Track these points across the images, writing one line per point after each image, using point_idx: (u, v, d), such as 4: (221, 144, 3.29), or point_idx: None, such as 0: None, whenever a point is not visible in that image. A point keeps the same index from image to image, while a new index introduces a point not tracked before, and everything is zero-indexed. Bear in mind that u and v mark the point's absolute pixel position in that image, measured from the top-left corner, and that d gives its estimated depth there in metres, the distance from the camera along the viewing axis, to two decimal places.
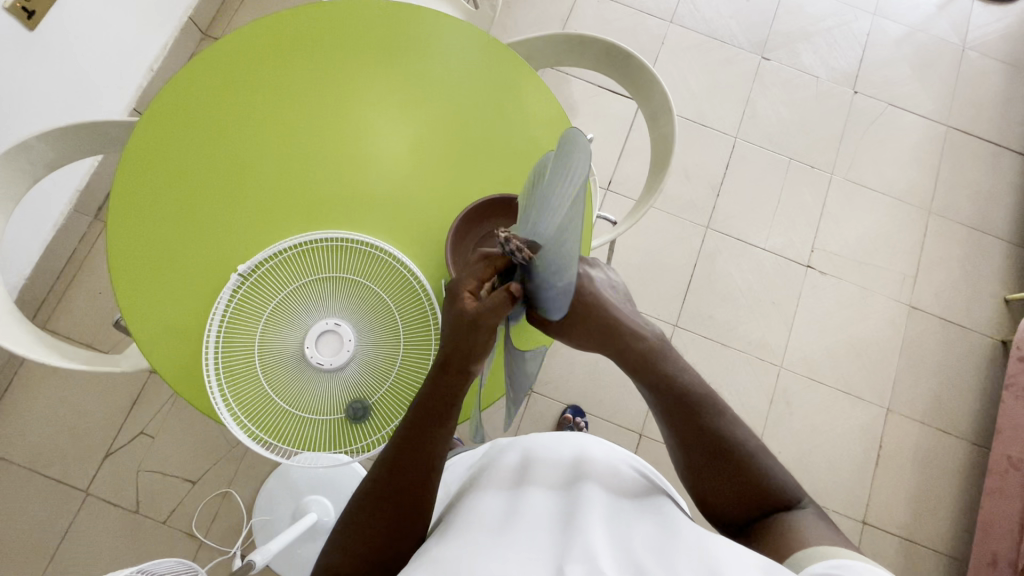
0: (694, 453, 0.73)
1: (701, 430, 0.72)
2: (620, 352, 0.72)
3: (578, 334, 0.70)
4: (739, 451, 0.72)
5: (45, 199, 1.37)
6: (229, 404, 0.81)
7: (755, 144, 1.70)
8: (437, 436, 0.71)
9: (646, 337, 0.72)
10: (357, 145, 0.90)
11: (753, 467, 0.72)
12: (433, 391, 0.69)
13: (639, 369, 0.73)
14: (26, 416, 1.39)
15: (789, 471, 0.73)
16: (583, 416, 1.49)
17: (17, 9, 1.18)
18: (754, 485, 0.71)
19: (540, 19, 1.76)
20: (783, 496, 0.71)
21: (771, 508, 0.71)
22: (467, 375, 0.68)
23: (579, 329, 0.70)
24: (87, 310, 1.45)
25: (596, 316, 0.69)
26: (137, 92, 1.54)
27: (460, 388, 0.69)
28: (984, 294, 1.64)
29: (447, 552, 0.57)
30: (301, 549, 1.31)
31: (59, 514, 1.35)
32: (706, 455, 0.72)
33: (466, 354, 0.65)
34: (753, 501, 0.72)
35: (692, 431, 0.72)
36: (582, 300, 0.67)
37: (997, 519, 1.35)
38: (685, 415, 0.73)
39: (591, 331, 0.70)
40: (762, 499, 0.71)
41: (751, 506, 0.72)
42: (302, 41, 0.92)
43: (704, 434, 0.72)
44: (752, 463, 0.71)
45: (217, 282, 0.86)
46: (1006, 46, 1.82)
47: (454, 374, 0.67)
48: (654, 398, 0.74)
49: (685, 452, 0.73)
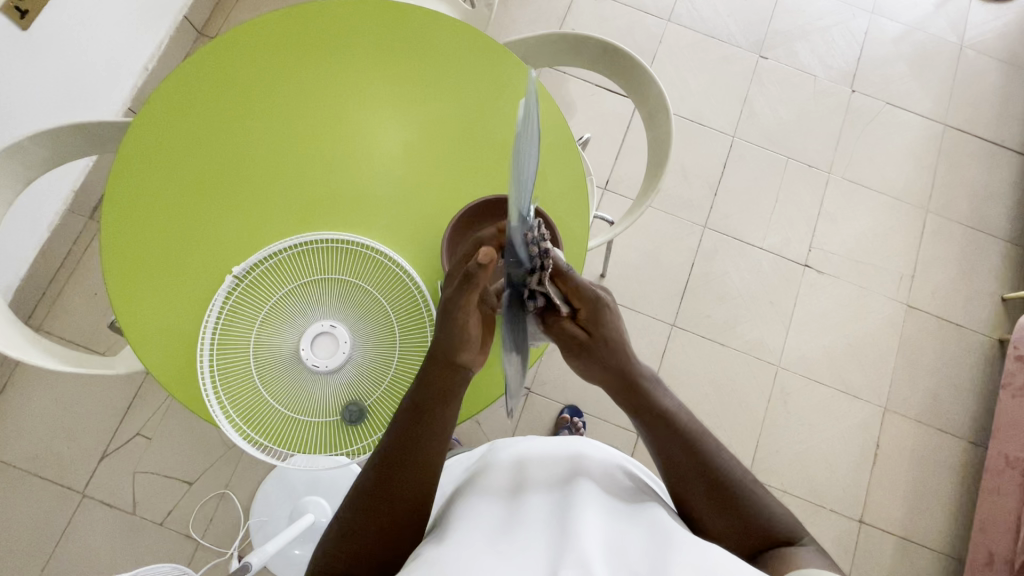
0: (693, 483, 0.71)
1: (701, 462, 0.72)
2: (625, 390, 0.78)
3: (590, 365, 0.79)
4: (737, 484, 0.71)
5: (39, 199, 1.36)
6: (224, 406, 0.81)
7: (753, 143, 1.70)
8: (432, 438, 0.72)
9: (648, 377, 0.79)
10: (353, 146, 0.90)
11: (752, 499, 0.70)
12: (427, 384, 0.73)
13: (637, 408, 0.77)
14: (22, 417, 1.39)
15: (787, 509, 0.72)
16: (580, 416, 1.49)
17: (10, 8, 1.17)
18: (753, 522, 0.69)
19: (537, 17, 1.75)
20: (783, 533, 0.69)
21: (766, 546, 0.68)
22: (456, 366, 0.73)
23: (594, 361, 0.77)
24: (83, 310, 1.44)
25: (612, 357, 0.77)
26: (132, 91, 1.53)
27: (453, 381, 0.73)
28: (982, 293, 1.64)
29: (440, 554, 0.56)
30: (299, 550, 1.31)
31: (55, 514, 1.35)
32: (708, 488, 0.71)
33: (453, 344, 0.72)
34: (748, 537, 0.69)
35: (690, 464, 0.72)
36: (609, 339, 0.76)
37: (994, 517, 1.35)
38: (687, 449, 0.73)
39: (607, 368, 0.77)
40: (758, 536, 0.69)
41: (746, 542, 0.69)
42: (295, 40, 0.91)
43: (703, 467, 0.72)
44: (750, 496, 0.71)
45: (212, 284, 0.86)
46: (1004, 44, 1.82)
47: (448, 367, 0.73)
48: (648, 432, 0.76)
49: (684, 483, 0.72)
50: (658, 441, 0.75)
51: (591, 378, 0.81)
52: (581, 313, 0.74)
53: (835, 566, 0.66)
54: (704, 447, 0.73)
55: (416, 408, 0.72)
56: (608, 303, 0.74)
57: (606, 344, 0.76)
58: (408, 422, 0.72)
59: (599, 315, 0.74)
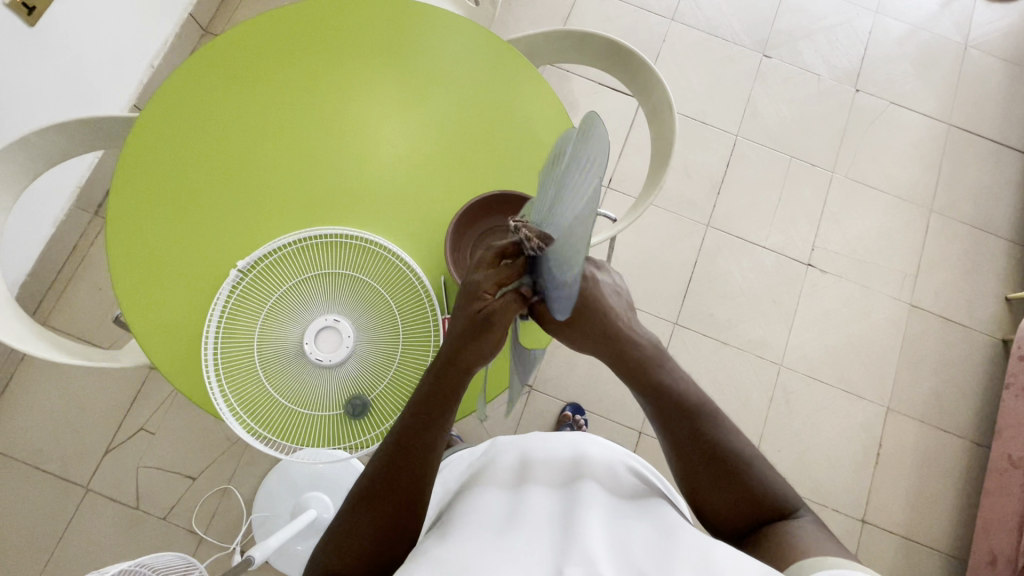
0: (692, 451, 0.72)
1: (697, 432, 0.72)
2: (618, 358, 0.72)
3: (580, 335, 0.70)
4: (736, 456, 0.71)
5: (46, 194, 1.37)
6: (228, 399, 0.81)
7: (756, 142, 1.70)
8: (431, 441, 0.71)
9: (644, 345, 0.73)
10: (358, 141, 0.90)
11: (750, 471, 0.71)
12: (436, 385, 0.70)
13: (634, 375, 0.73)
14: (27, 411, 1.40)
15: (787, 481, 0.73)
16: (583, 414, 1.49)
17: (18, 4, 1.18)
18: (750, 493, 0.70)
19: (541, 16, 1.76)
20: (780, 502, 0.71)
21: (766, 518, 0.70)
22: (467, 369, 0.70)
23: (579, 332, 0.70)
24: (88, 305, 1.45)
25: (600, 321, 0.69)
26: (137, 87, 1.54)
27: (459, 382, 0.70)
28: (986, 293, 1.63)
29: (446, 551, 0.57)
30: (301, 546, 1.31)
31: (60, 508, 1.35)
32: (705, 458, 0.71)
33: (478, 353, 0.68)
34: (749, 509, 0.71)
35: (687, 433, 0.72)
36: (589, 307, 0.68)
37: (998, 518, 1.35)
38: (685, 416, 0.73)
39: (592, 335, 0.71)
40: (756, 507, 0.70)
41: (745, 514, 0.71)
42: (300, 35, 0.91)
43: (701, 437, 0.72)
44: (749, 470, 0.71)
45: (217, 278, 0.86)
46: (1008, 44, 1.81)
47: (456, 369, 0.69)
48: (648, 398, 0.74)
49: (682, 453, 0.72)
50: (658, 407, 0.74)
51: (582, 351, 0.74)
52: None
53: (833, 536, 0.67)
54: (705, 416, 0.73)
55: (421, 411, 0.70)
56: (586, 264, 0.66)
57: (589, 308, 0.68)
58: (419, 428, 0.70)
59: (577, 283, 0.66)
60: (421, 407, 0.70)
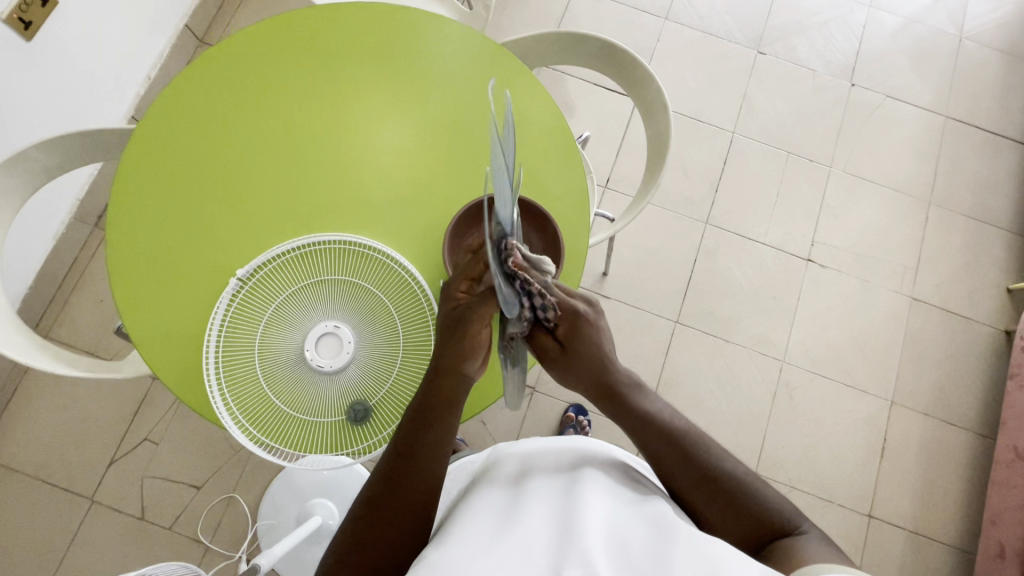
0: (683, 477, 0.72)
1: (685, 454, 0.73)
2: (604, 396, 0.79)
3: (569, 374, 0.78)
4: (730, 478, 0.71)
5: (47, 209, 1.38)
6: (230, 408, 0.81)
7: (752, 138, 1.70)
8: (435, 451, 0.71)
9: (627, 380, 0.79)
10: (354, 147, 0.90)
11: (745, 491, 0.71)
12: (433, 394, 0.74)
13: (618, 410, 0.78)
14: (32, 424, 1.40)
15: (783, 497, 0.72)
16: (585, 415, 1.48)
17: (14, 19, 1.19)
18: (748, 512, 0.69)
19: (534, 18, 1.77)
20: (781, 523, 0.69)
21: (769, 537, 0.69)
22: (462, 376, 0.75)
23: (573, 374, 0.78)
24: (91, 317, 1.46)
25: (593, 368, 0.78)
26: (135, 99, 1.55)
27: (455, 390, 0.74)
28: (987, 284, 1.63)
29: (440, 557, 0.55)
30: (307, 553, 1.31)
31: (66, 521, 1.36)
32: (697, 480, 0.71)
33: (457, 355, 0.74)
34: (753, 528, 0.69)
35: (675, 454, 0.73)
36: (587, 353, 0.77)
37: (1005, 510, 1.34)
38: (670, 440, 0.74)
39: (583, 378, 0.78)
40: (759, 527, 0.69)
41: (747, 535, 0.69)
42: (297, 42, 0.92)
43: (692, 461, 0.72)
44: (744, 487, 0.71)
45: (217, 286, 0.86)
46: (1003, 35, 1.81)
47: (451, 374, 0.74)
48: (632, 430, 0.77)
49: (675, 479, 0.72)
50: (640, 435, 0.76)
51: (569, 387, 0.81)
52: (560, 326, 0.76)
53: (837, 552, 0.65)
54: (691, 441, 0.74)
55: (420, 416, 0.72)
56: (588, 316, 0.77)
57: (586, 353, 0.77)
58: (416, 435, 0.72)
59: (577, 327, 0.76)
60: (421, 412, 0.73)
